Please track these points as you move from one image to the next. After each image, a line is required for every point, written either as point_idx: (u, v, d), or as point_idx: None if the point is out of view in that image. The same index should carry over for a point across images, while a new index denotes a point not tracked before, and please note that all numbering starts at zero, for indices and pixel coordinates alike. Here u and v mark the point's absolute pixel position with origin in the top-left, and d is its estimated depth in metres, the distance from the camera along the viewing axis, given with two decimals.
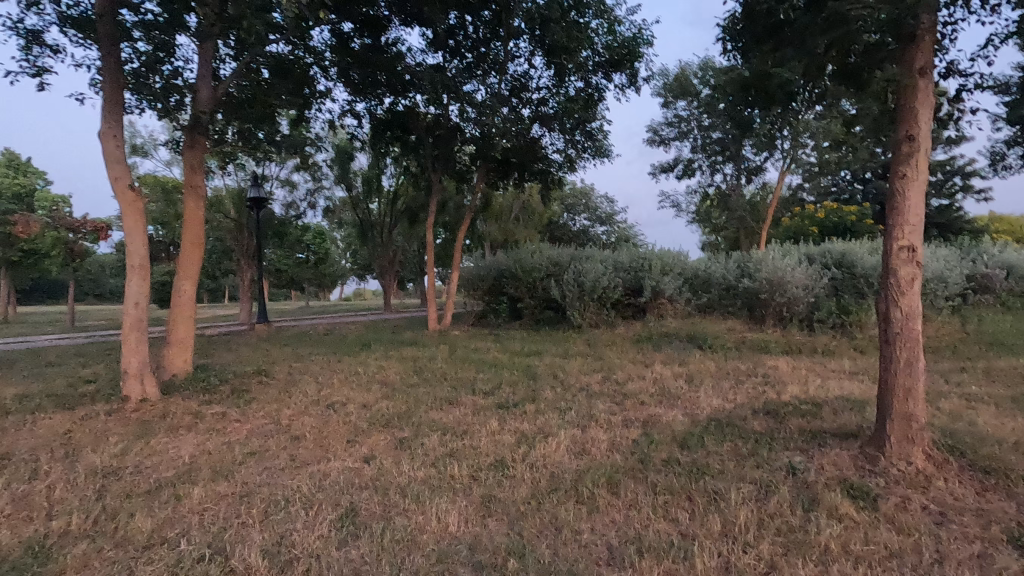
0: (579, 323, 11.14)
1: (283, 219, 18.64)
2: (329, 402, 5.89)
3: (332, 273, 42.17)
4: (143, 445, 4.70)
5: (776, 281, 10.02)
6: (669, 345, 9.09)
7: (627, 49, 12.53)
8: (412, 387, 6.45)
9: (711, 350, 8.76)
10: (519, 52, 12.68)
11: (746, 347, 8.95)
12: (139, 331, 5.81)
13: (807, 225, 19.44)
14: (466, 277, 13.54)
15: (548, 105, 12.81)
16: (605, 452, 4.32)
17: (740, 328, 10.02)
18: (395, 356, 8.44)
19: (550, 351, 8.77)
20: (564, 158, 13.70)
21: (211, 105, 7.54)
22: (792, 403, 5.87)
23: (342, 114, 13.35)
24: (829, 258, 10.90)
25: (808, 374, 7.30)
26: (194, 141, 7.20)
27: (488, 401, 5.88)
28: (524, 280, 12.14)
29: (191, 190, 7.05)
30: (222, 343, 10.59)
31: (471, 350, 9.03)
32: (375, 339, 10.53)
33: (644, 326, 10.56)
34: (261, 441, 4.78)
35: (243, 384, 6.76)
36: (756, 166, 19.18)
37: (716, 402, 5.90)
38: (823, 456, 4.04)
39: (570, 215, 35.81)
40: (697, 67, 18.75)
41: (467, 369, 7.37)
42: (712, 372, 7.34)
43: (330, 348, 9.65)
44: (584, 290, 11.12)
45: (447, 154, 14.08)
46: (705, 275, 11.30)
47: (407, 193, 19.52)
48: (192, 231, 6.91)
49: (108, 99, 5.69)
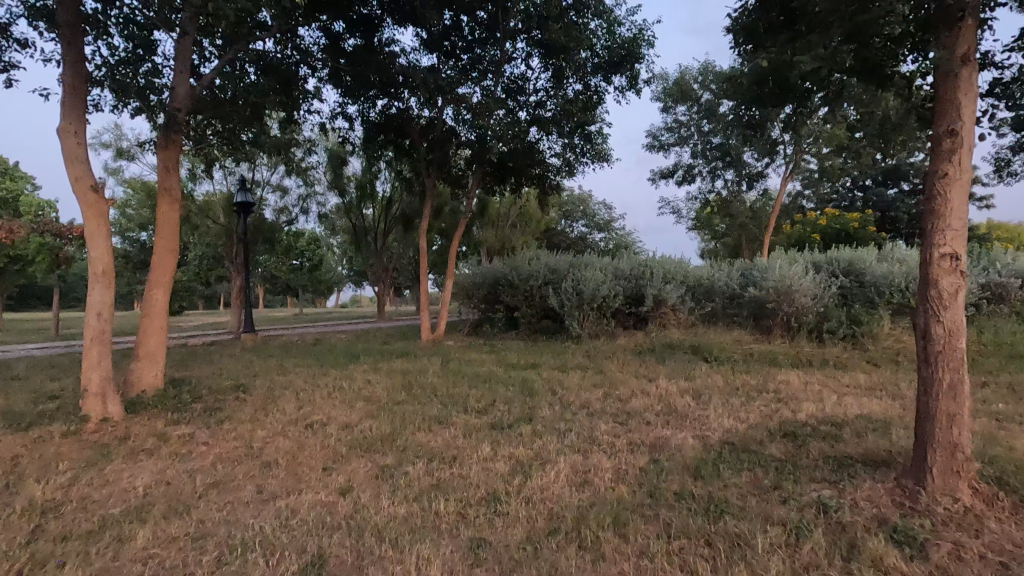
0: (578, 333, 10.67)
1: (273, 224, 18.16)
2: (308, 422, 5.42)
3: (328, 280, 41.70)
4: (95, 473, 4.23)
5: (784, 290, 9.62)
6: (672, 357, 8.64)
7: (628, 50, 12.14)
8: (399, 405, 5.99)
9: (716, 363, 8.31)
10: (516, 53, 12.31)
11: (754, 359, 8.51)
12: (101, 343, 5.34)
13: (808, 232, 19.08)
14: (461, 285, 13.09)
15: (545, 107, 12.39)
16: (610, 483, 3.87)
17: (746, 338, 9.60)
18: (383, 369, 7.97)
19: (548, 364, 8.32)
20: (562, 163, 13.26)
21: (189, 102, 7.12)
22: (811, 423, 5.42)
23: (333, 116, 12.96)
24: (836, 267, 10.49)
25: (823, 390, 6.86)
26: (169, 141, 6.76)
27: (481, 422, 5.42)
28: (521, 288, 11.69)
29: (166, 194, 6.59)
30: (204, 354, 10.10)
31: (465, 363, 8.58)
32: (365, 350, 10.05)
33: (645, 337, 10.12)
34: (228, 468, 4.31)
35: (219, 400, 6.30)
36: (757, 172, 18.83)
37: (728, 422, 5.46)
38: (856, 489, 3.60)
39: (568, 222, 35.48)
40: (697, 72, 18.44)
41: (460, 384, 6.93)
42: (720, 388, 6.91)
43: (317, 360, 9.18)
44: (583, 299, 10.68)
45: (442, 159, 13.68)
46: (708, 283, 10.90)
47: (402, 198, 19.10)
48: (166, 239, 6.47)
49: (68, 93, 5.25)
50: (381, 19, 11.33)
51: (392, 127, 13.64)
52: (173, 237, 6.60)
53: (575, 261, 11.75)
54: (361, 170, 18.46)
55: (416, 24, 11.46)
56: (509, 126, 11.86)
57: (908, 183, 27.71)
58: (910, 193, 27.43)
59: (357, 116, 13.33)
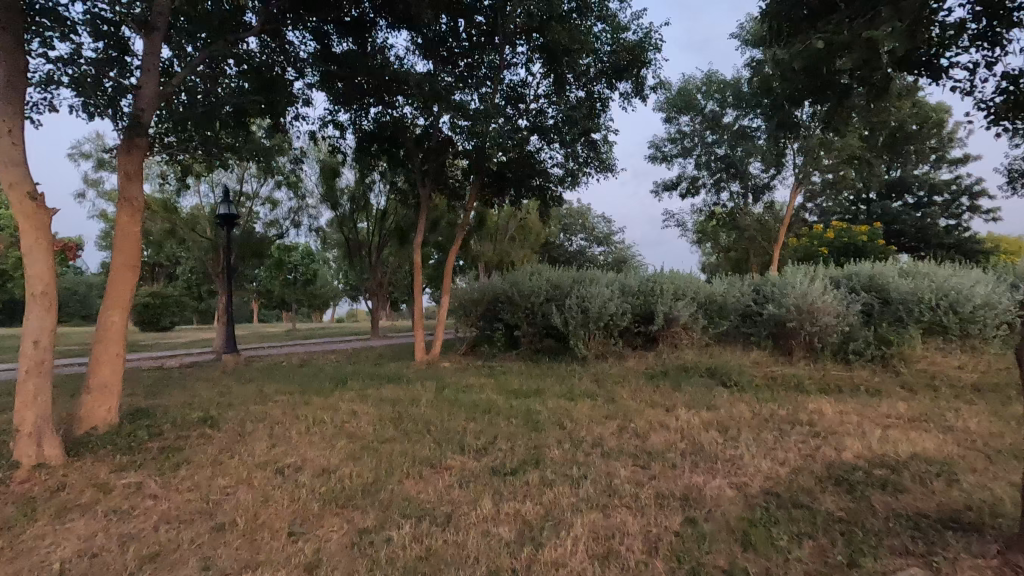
0: (583, 354, 9.93)
1: (263, 238, 17.45)
2: (280, 466, 4.68)
3: (323, 294, 40.89)
4: (8, 541, 3.45)
5: (805, 307, 8.93)
6: (688, 382, 7.91)
7: (633, 54, 11.49)
8: (386, 444, 5.22)
9: (738, 390, 7.57)
10: (515, 59, 11.76)
11: (778, 385, 7.78)
12: (39, 375, 4.59)
13: (816, 246, 18.49)
14: (458, 302, 12.38)
15: (547, 115, 11.76)
16: (639, 556, 3.14)
17: (765, 360, 8.90)
18: (372, 398, 7.20)
19: (553, 390, 7.58)
20: (564, 173, 12.61)
21: (156, 103, 6.42)
22: (861, 466, 4.70)
23: (323, 124, 12.34)
24: (856, 282, 9.82)
25: (863, 421, 6.13)
26: (131, 145, 6.06)
27: (480, 465, 4.69)
28: (522, 305, 10.96)
29: (127, 204, 5.87)
30: (178, 379, 9.29)
31: (463, 388, 7.83)
32: (353, 374, 9.28)
33: (656, 358, 9.39)
34: (172, 533, 3.54)
35: (181, 436, 5.53)
36: (762, 184, 18.26)
37: (766, 464, 4.72)
38: (952, 569, 2.88)
39: (567, 236, 34.93)
40: (701, 82, 17.91)
41: (457, 416, 6.18)
42: (747, 419, 6.18)
43: (300, 385, 8.41)
44: (589, 317, 9.94)
45: (438, 168, 13.03)
46: (721, 300, 10.21)
47: (397, 211, 18.45)
48: (126, 253, 5.76)
49: (6, 89, 4.60)
50: (374, 23, 10.73)
51: (385, 136, 13.01)
52: (135, 252, 5.88)
53: (579, 276, 11.06)
54: (355, 182, 17.83)
55: (410, 28, 10.87)
56: (508, 134, 11.22)
57: (912, 196, 27.33)
58: (914, 207, 27.05)
59: (349, 125, 12.71)
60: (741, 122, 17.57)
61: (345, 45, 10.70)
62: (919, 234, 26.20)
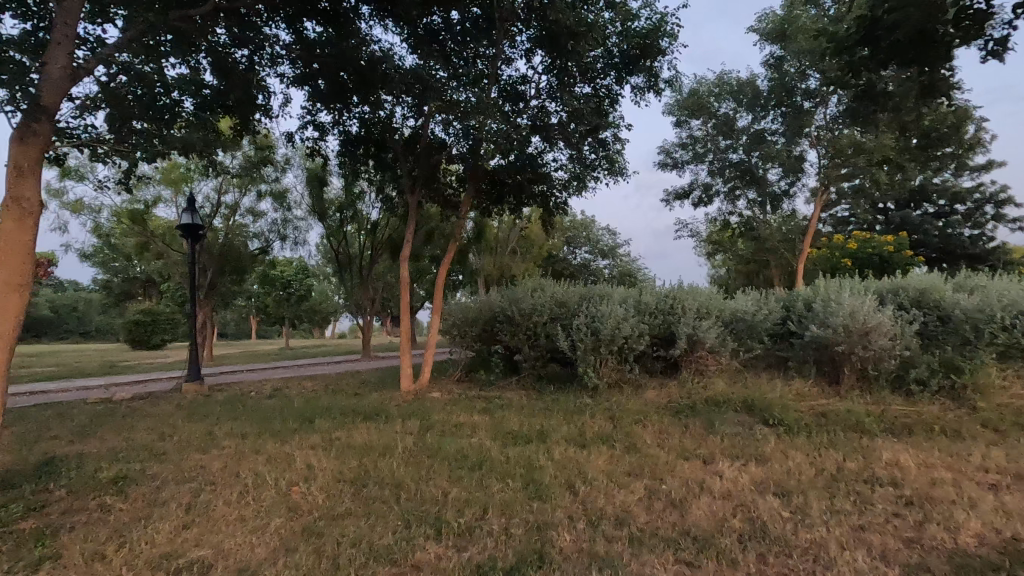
0: (594, 385, 8.50)
1: (243, 252, 16.16)
2: (181, 565, 3.34)
3: (320, 311, 39.63)
4: None
5: (856, 327, 7.58)
6: (722, 421, 6.55)
7: (647, 43, 10.21)
8: (339, 522, 3.89)
9: (785, 432, 6.22)
10: (514, 52, 10.56)
11: (833, 426, 6.40)
12: None
13: (838, 258, 17.23)
14: (452, 322, 11.07)
15: (549, 111, 10.50)
16: None
17: (810, 392, 7.51)
18: (340, 444, 5.90)
19: (560, 432, 6.26)
20: (570, 177, 11.30)
21: (65, 84, 5.18)
22: (1002, 562, 3.32)
23: (302, 124, 11.14)
24: (904, 297, 8.55)
25: (958, 480, 4.78)
26: (26, 133, 4.80)
27: (462, 561, 3.36)
28: (523, 326, 9.62)
29: (13, 205, 4.63)
30: (120, 415, 7.96)
31: (451, 430, 6.50)
32: (324, 408, 7.94)
33: (679, 389, 8.00)
34: None
35: (70, 510, 4.20)
36: (780, 192, 16.96)
37: (864, 561, 3.34)
38: None
39: (571, 249, 33.77)
40: (713, 83, 16.72)
41: (439, 473, 4.87)
42: (809, 477, 4.81)
43: (256, 425, 7.08)
44: (600, 341, 8.57)
45: (429, 174, 11.74)
46: (751, 319, 8.85)
47: (390, 223, 17.21)
48: (8, 268, 4.52)
49: None
50: (355, 9, 9.57)
51: (372, 139, 11.76)
52: (25, 266, 4.67)
53: (587, 293, 9.73)
54: (343, 191, 16.60)
55: (396, 16, 9.71)
56: (506, 133, 9.93)
57: (931, 205, 26.16)
58: (934, 216, 25.87)
59: (330, 127, 11.52)
60: (758, 125, 16.35)
61: (321, 33, 9.55)
62: (940, 246, 24.99)
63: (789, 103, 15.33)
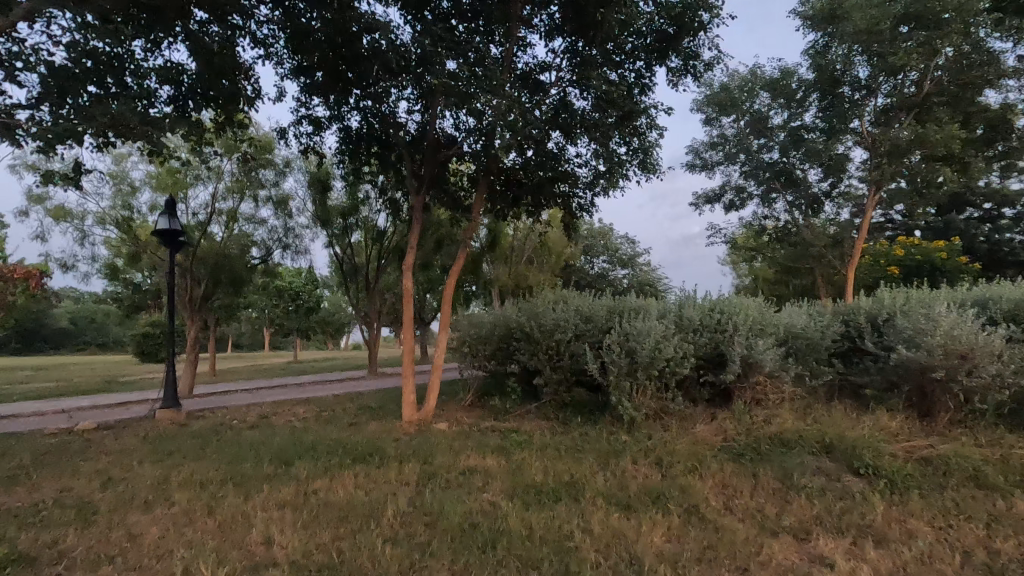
0: (630, 417, 7.09)
1: (240, 262, 15.03)
2: None
3: (330, 322, 38.65)
4: None
5: (960, 350, 6.11)
6: (801, 469, 5.17)
7: (682, 20, 8.88)
8: None
9: (886, 488, 4.83)
10: (530, 35, 9.36)
11: (951, 480, 4.96)
12: None
13: (884, 266, 15.90)
14: (464, 340, 9.80)
15: (570, 100, 9.25)
16: None
17: (903, 430, 6.06)
18: (316, 502, 4.64)
19: (596, 484, 4.94)
20: (595, 175, 10.00)
21: None
22: None
23: (296, 118, 9.99)
24: (999, 311, 7.10)
25: None
26: None
27: None
28: (543, 346, 8.30)
29: None
30: (72, 452, 6.77)
31: (458, 479, 5.23)
32: (310, 445, 6.71)
33: (735, 424, 6.57)
34: None
35: None
36: (821, 194, 15.50)
37: None
38: None
39: (588, 258, 32.47)
40: (746, 77, 15.40)
41: (438, 559, 3.55)
42: (957, 569, 3.43)
43: (225, 468, 5.86)
44: (637, 364, 7.18)
45: (437, 174, 10.49)
46: (815, 338, 7.41)
47: (397, 229, 16.08)
48: None
49: None
50: None
51: (372, 136, 10.57)
52: None
53: (617, 306, 8.38)
54: (346, 196, 15.50)
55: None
56: (524, 122, 8.64)
57: (977, 210, 24.41)
58: (980, 221, 24.10)
59: (328, 123, 10.40)
60: (796, 122, 14.94)
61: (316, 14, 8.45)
62: (986, 254, 23.23)
63: (833, 95, 13.91)
